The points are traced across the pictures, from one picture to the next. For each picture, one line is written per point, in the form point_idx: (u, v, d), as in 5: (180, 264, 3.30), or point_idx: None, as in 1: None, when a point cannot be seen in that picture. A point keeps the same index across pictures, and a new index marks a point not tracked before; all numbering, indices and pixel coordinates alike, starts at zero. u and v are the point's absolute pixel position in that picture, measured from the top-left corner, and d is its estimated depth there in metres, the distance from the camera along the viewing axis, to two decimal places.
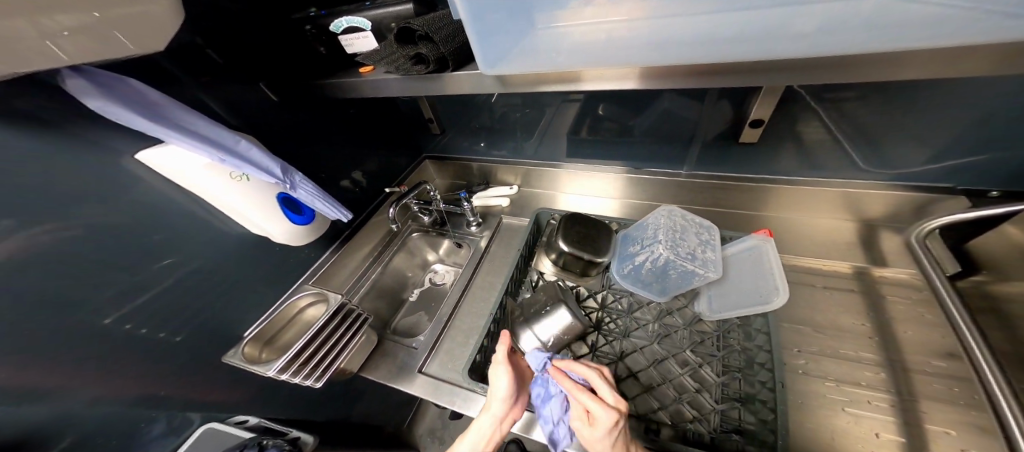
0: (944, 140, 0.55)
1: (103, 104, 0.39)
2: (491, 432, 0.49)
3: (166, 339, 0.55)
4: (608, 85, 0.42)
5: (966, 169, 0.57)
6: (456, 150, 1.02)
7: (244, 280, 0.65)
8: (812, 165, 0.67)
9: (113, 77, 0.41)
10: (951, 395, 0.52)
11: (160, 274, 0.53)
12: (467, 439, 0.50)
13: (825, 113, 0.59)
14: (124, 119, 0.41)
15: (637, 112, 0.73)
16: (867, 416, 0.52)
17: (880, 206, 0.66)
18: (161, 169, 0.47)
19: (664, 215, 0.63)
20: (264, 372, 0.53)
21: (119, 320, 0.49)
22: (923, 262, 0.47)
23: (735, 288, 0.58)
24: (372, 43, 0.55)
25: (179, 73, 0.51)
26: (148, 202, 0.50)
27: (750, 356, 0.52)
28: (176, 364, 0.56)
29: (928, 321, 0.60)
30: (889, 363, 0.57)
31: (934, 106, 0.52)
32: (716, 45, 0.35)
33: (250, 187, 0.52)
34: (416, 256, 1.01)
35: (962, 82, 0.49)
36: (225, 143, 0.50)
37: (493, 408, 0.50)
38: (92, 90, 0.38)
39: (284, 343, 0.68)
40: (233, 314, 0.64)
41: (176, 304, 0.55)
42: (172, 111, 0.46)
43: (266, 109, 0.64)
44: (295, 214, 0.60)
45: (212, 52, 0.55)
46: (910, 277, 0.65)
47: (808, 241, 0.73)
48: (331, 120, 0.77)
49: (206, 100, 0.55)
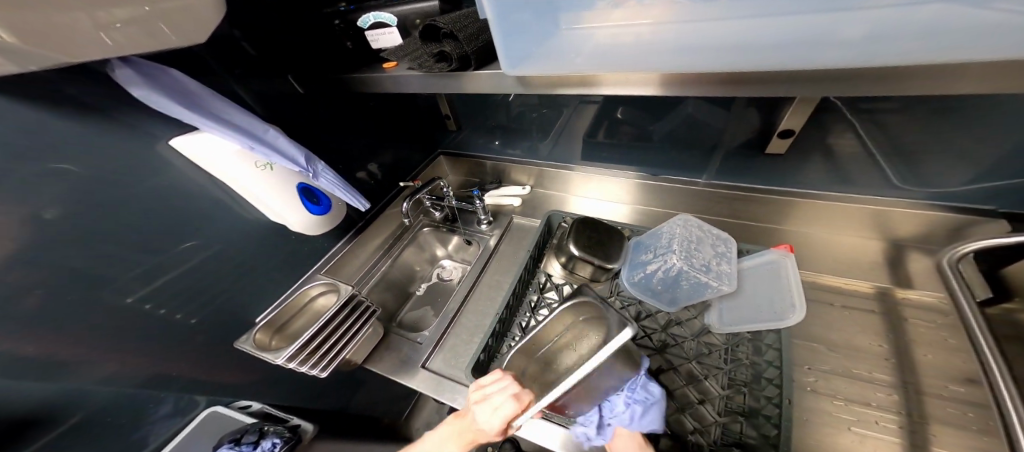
0: (984, 159, 0.52)
1: (148, 94, 0.40)
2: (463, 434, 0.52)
3: (183, 320, 0.57)
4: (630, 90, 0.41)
5: (1006, 190, 0.54)
6: (471, 147, 1.02)
7: (259, 265, 0.66)
8: (841, 179, 0.65)
9: (157, 67, 0.42)
10: (965, 420, 0.50)
11: (180, 256, 0.55)
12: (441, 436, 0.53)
13: (859, 125, 0.57)
14: (165, 108, 0.42)
15: (657, 117, 0.72)
16: (875, 437, 0.51)
17: (911, 225, 0.63)
18: (192, 156, 0.48)
19: (681, 225, 0.62)
20: (274, 360, 0.54)
21: (141, 299, 0.51)
22: (952, 285, 0.45)
23: (749, 302, 0.56)
24: (397, 38, 0.56)
25: (216, 65, 0.53)
26: (175, 186, 0.52)
27: (757, 371, 0.51)
28: (190, 344, 0.58)
29: (952, 346, 0.57)
30: (903, 385, 0.54)
31: (974, 123, 0.50)
32: (745, 54, 0.34)
33: (274, 175, 0.54)
34: (425, 250, 1.02)
35: (1008, 101, 0.47)
36: (255, 131, 0.51)
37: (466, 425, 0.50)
38: (138, 79, 0.40)
39: (294, 331, 0.69)
40: (246, 300, 0.66)
41: (194, 286, 0.57)
42: (210, 101, 0.47)
43: (290, 100, 0.65)
44: (314, 204, 0.61)
45: (247, 44, 0.56)
46: (935, 300, 0.62)
47: (830, 259, 0.70)
48: (350, 113, 0.78)
49: (237, 90, 0.56)
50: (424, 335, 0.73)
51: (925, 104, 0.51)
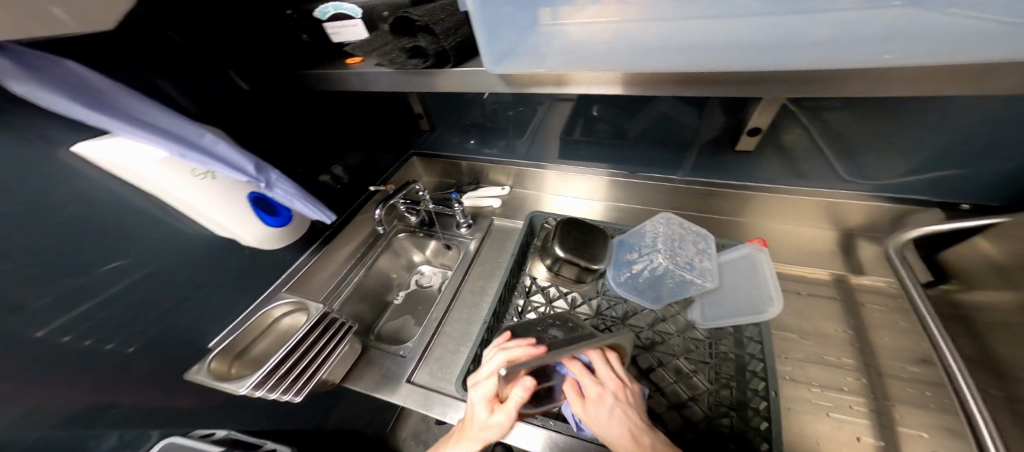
0: (919, 153, 0.58)
1: (32, 89, 0.31)
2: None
3: (116, 351, 0.49)
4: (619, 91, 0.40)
5: (937, 181, 0.61)
6: (445, 147, 0.98)
7: (209, 283, 0.59)
8: (797, 174, 0.69)
9: (46, 57, 0.34)
10: (924, 399, 0.55)
11: (103, 280, 0.46)
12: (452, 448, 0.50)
13: (805, 120, 0.61)
14: (61, 107, 0.34)
15: (630, 114, 0.72)
16: (850, 420, 0.54)
17: (860, 216, 0.69)
18: (101, 164, 0.40)
19: (664, 223, 0.63)
20: (236, 390, 0.48)
21: (56, 332, 0.43)
22: (898, 269, 0.50)
23: (729, 296, 0.58)
24: (362, 31, 0.50)
25: (132, 57, 0.45)
26: (92, 198, 0.44)
27: (742, 364, 0.53)
28: (129, 378, 0.50)
29: (903, 327, 0.63)
30: (866, 367, 0.59)
31: (911, 121, 0.55)
32: (743, 54, 0.33)
33: (217, 186, 0.47)
34: (401, 256, 0.98)
35: (939, 102, 0.52)
36: (188, 137, 0.44)
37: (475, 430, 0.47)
38: (19, 71, 0.30)
39: (256, 355, 0.63)
40: (196, 322, 0.58)
41: (125, 312, 0.49)
42: (124, 99, 0.39)
43: (234, 98, 0.58)
44: (269, 215, 0.56)
45: (173, 34, 0.49)
46: (886, 285, 0.68)
47: (794, 249, 0.75)
48: (306, 112, 0.71)
49: (164, 87, 0.48)
50: (406, 348, 0.69)
51: (868, 105, 0.56)
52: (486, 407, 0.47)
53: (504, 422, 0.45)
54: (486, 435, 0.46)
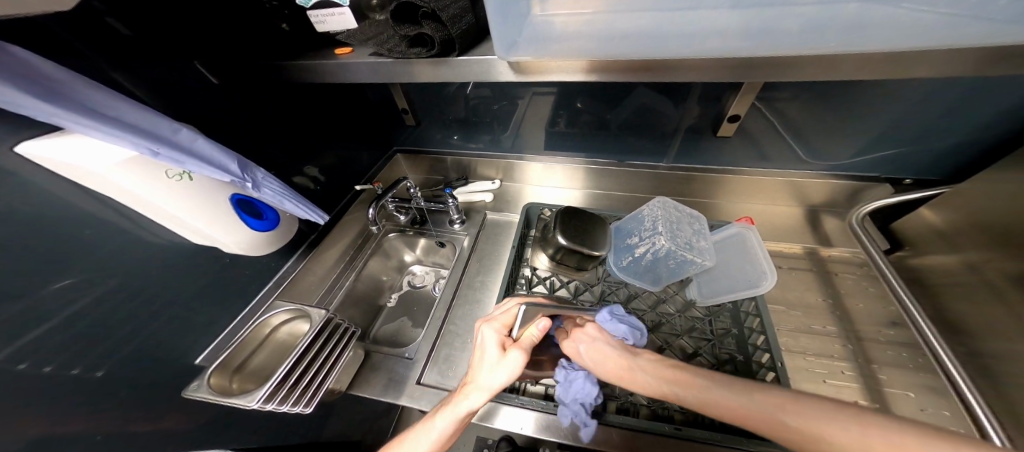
0: (871, 134, 0.65)
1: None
2: (453, 426, 0.46)
3: (85, 377, 0.43)
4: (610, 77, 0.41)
5: (887, 160, 0.68)
6: (431, 143, 0.95)
7: (185, 294, 0.54)
8: (763, 157, 0.75)
9: None
10: (900, 359, 0.61)
11: (63, 298, 0.41)
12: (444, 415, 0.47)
13: (763, 110, 0.66)
14: (4, 99, 0.29)
15: (613, 105, 0.74)
16: (843, 385, 0.59)
17: (826, 194, 0.76)
18: (54, 166, 0.35)
19: (660, 207, 0.65)
20: (243, 405, 0.45)
21: (7, 361, 0.36)
22: (864, 240, 0.57)
23: (723, 273, 0.62)
24: (351, 20, 0.46)
25: (76, 42, 0.39)
26: (44, 205, 0.38)
27: (742, 338, 0.57)
28: (104, 408, 0.44)
29: (872, 292, 0.69)
30: (846, 333, 0.65)
31: (864, 107, 0.61)
32: (760, 38, 0.35)
33: (198, 187, 0.44)
34: (392, 258, 0.94)
35: (886, 89, 0.58)
36: (163, 133, 0.40)
37: (479, 387, 0.47)
38: None
39: (252, 369, 0.59)
40: (174, 341, 0.53)
41: (88, 332, 0.43)
42: (84, 90, 0.35)
43: (200, 92, 0.52)
44: (255, 219, 0.52)
45: (115, 21, 0.42)
46: (852, 255, 0.75)
47: (772, 228, 0.80)
48: (276, 108, 0.66)
49: (121, 80, 0.43)
50: (411, 349, 0.67)
51: (833, 92, 0.61)
52: (498, 348, 0.50)
53: (521, 356, 0.48)
54: (494, 381, 0.47)
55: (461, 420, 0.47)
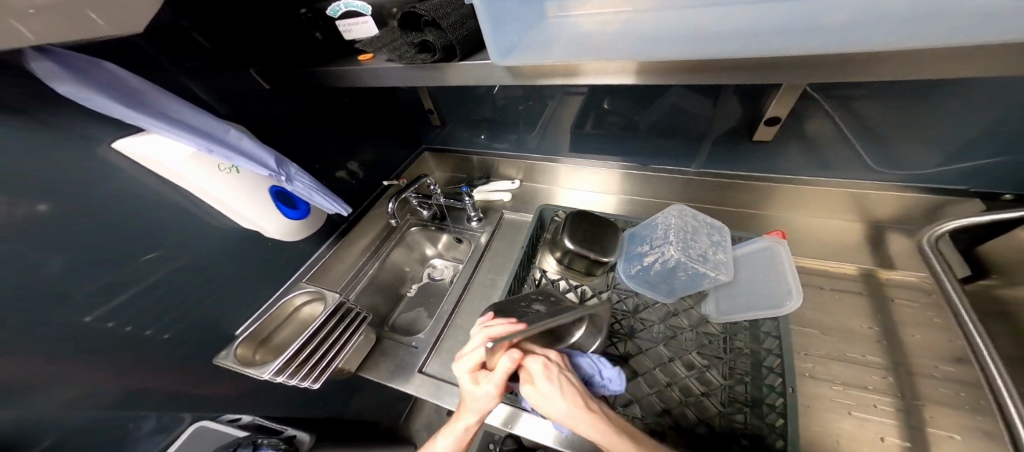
0: (952, 139, 0.55)
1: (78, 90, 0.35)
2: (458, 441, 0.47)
3: (155, 337, 0.52)
4: (608, 80, 0.38)
5: (974, 171, 0.57)
6: (457, 142, 0.99)
7: (236, 273, 0.62)
8: (822, 164, 0.66)
9: (88, 60, 0.37)
10: (958, 400, 0.52)
11: (145, 269, 0.50)
12: (447, 433, 0.47)
13: (833, 109, 0.58)
14: (102, 107, 0.37)
15: (645, 106, 0.70)
16: (874, 420, 0.52)
17: (891, 207, 0.65)
18: (138, 159, 0.43)
19: (677, 215, 0.61)
20: (260, 375, 0.52)
21: (101, 318, 0.46)
22: (935, 268, 0.46)
23: (745, 289, 0.57)
24: (372, 28, 0.50)
25: (161, 57, 0.47)
26: (131, 193, 0.47)
27: (758, 359, 0.51)
28: (167, 362, 0.53)
29: (938, 325, 0.59)
30: (894, 366, 0.56)
31: (945, 108, 0.52)
32: (779, 36, 0.31)
33: (241, 180, 0.50)
34: (414, 250, 1.00)
35: (975, 87, 0.48)
36: (216, 134, 0.47)
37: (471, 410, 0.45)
38: (64, 72, 0.34)
39: (278, 342, 0.67)
40: (224, 313, 0.61)
41: (161, 300, 0.52)
42: (159, 98, 0.42)
43: (254, 96, 0.60)
44: (290, 208, 0.58)
45: (200, 36, 0.51)
46: (920, 280, 0.64)
47: (818, 243, 0.71)
48: (319, 110, 0.73)
49: (194, 88, 0.52)
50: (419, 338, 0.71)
51: (904, 91, 0.52)
52: (472, 380, 0.45)
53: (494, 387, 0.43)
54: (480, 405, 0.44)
55: (463, 434, 0.47)
